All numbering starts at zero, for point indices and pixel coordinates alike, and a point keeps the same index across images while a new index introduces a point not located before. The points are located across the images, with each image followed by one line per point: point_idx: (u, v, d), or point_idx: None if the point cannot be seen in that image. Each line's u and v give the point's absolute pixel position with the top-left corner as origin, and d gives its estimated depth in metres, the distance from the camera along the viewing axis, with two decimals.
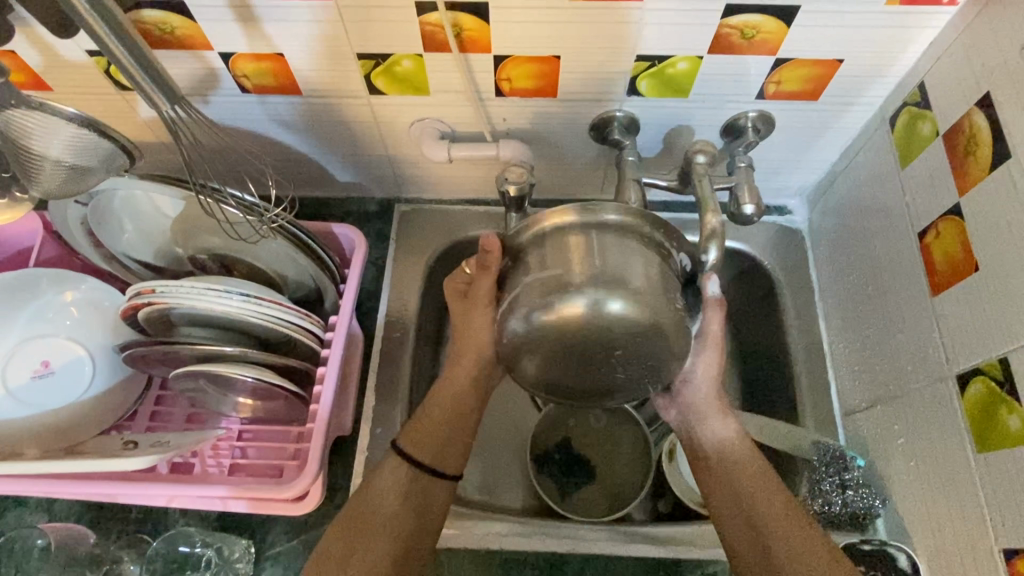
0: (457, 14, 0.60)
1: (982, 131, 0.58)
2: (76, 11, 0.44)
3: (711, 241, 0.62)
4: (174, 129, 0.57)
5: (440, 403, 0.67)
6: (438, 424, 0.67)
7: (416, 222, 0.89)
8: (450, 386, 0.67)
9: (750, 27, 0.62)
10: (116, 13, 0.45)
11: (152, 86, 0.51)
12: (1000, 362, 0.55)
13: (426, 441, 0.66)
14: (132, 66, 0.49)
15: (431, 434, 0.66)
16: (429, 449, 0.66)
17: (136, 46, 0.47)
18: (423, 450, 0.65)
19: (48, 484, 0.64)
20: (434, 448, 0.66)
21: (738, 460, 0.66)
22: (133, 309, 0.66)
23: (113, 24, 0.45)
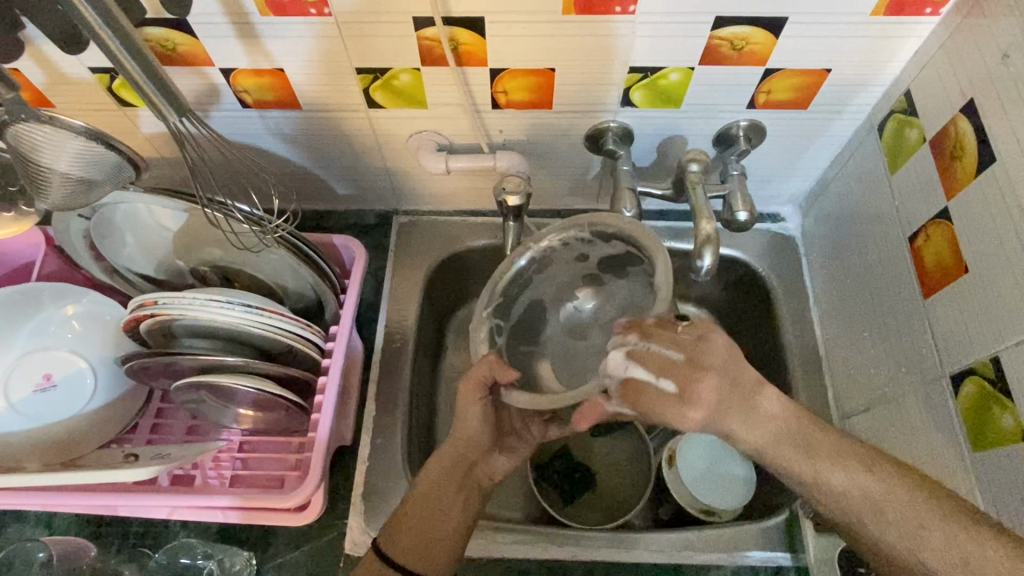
0: (454, 29, 0.62)
1: (968, 137, 0.59)
2: (88, 24, 0.45)
3: (706, 248, 0.67)
4: (180, 142, 0.58)
5: (423, 491, 0.64)
6: (420, 526, 0.63)
7: (415, 233, 0.90)
8: (432, 477, 0.64)
9: (739, 39, 0.63)
10: (127, 26, 0.46)
11: (162, 98, 0.52)
12: (992, 362, 0.56)
13: (404, 540, 0.62)
14: (142, 81, 0.50)
15: (410, 531, 0.62)
16: (407, 546, 0.62)
17: (146, 61, 0.48)
18: (400, 549, 0.62)
19: (49, 496, 0.64)
20: (409, 545, 0.62)
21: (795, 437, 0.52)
22: (135, 321, 0.66)
23: (124, 37, 0.46)
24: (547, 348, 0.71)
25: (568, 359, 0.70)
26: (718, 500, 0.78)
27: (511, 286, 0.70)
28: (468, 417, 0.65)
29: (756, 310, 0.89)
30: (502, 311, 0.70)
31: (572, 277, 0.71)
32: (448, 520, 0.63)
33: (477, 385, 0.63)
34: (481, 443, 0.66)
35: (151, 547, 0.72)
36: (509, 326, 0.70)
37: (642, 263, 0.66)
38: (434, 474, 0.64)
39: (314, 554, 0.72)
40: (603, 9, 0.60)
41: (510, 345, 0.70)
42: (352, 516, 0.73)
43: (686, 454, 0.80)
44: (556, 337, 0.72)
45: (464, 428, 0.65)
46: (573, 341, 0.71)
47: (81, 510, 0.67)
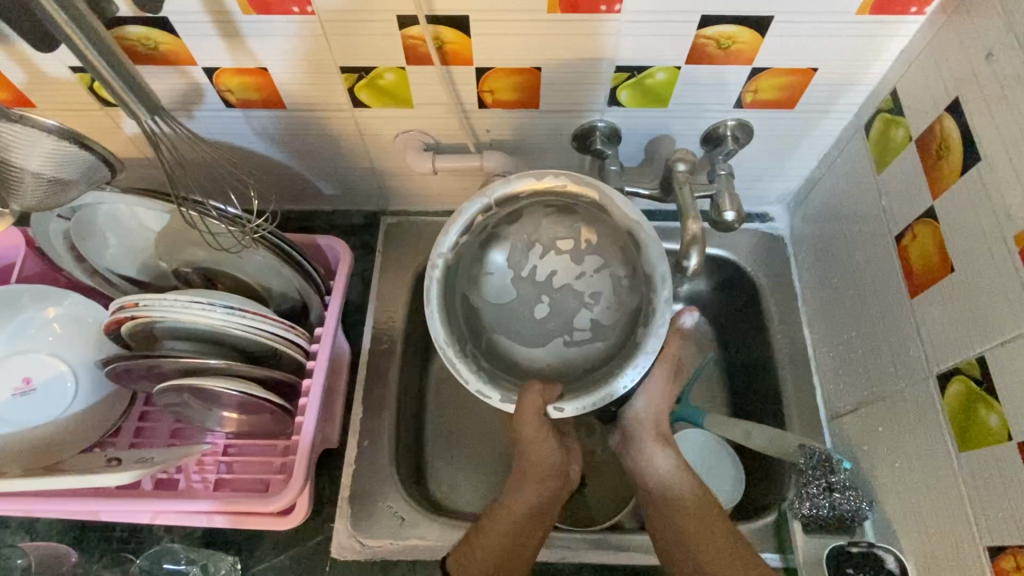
0: (438, 27, 0.61)
1: (952, 136, 0.59)
2: (53, 19, 0.44)
3: (693, 248, 0.67)
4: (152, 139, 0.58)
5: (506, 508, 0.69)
6: (492, 552, 0.66)
7: (402, 234, 0.89)
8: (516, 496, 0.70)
9: (725, 38, 0.63)
10: (93, 20, 0.45)
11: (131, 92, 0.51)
12: (977, 361, 0.56)
13: (472, 564, 0.65)
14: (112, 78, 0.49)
15: (478, 555, 0.66)
16: (478, 570, 0.65)
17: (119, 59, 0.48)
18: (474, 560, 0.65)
19: (29, 502, 0.63)
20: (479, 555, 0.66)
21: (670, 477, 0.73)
22: (117, 324, 0.65)
23: (90, 32, 0.45)
24: (483, 321, 0.70)
25: (511, 319, 0.70)
26: None
27: (444, 295, 0.67)
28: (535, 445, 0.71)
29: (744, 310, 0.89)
30: (450, 320, 0.67)
31: (480, 249, 0.68)
32: (521, 544, 0.67)
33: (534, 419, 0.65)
34: (545, 469, 0.72)
35: (134, 553, 0.71)
36: (465, 329, 0.69)
37: (556, 202, 0.66)
38: (512, 501, 0.70)
39: (301, 558, 0.71)
40: (589, 8, 0.59)
41: (476, 346, 0.69)
42: (338, 520, 0.72)
43: None
44: (490, 308, 0.70)
45: (533, 457, 0.71)
46: (502, 300, 0.70)
47: (62, 516, 0.66)
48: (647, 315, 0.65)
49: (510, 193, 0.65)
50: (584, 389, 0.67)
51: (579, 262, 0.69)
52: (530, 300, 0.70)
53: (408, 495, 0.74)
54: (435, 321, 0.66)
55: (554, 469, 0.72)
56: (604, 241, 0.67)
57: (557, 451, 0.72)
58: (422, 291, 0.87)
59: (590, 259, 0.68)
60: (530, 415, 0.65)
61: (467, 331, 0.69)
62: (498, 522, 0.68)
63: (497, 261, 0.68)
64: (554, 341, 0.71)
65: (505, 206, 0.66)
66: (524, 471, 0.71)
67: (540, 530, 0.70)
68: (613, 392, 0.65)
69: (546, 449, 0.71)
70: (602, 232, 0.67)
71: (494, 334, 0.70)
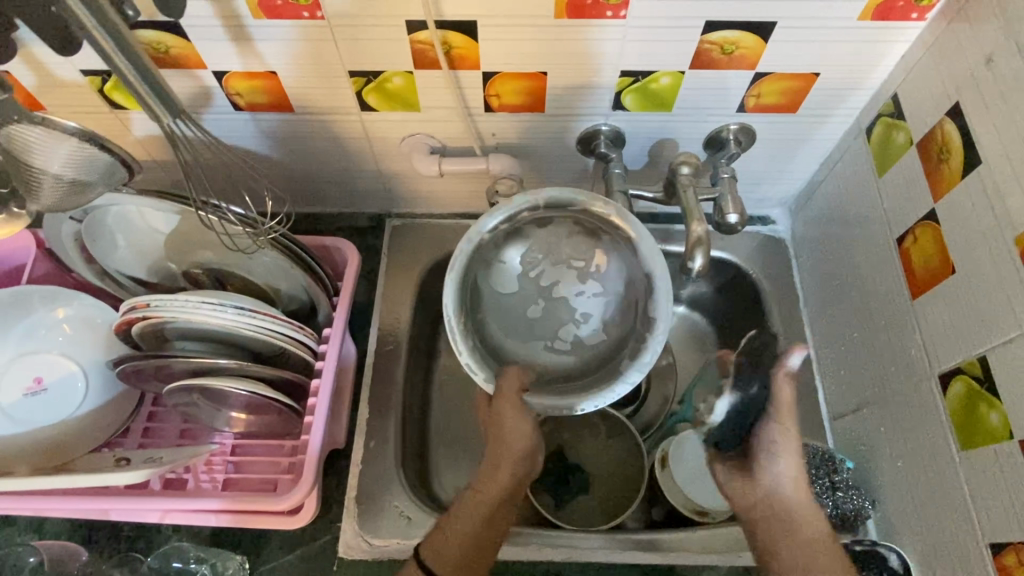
0: (446, 32, 0.62)
1: (953, 139, 0.60)
2: (79, 18, 0.44)
3: (698, 249, 0.68)
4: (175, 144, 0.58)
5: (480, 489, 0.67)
6: (464, 530, 0.64)
7: (408, 236, 0.90)
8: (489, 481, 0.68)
9: (729, 43, 0.64)
10: (118, 23, 0.46)
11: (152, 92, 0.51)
12: (979, 361, 0.57)
13: (446, 547, 0.62)
14: (136, 80, 0.49)
15: (452, 537, 0.63)
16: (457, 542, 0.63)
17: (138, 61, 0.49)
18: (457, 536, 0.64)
19: (40, 501, 0.64)
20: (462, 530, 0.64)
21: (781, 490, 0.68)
22: (127, 324, 0.66)
23: (115, 33, 0.46)
24: (483, 308, 0.69)
25: (505, 311, 0.71)
26: (713, 502, 0.78)
27: (467, 268, 0.66)
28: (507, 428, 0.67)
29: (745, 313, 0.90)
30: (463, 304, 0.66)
31: (506, 236, 0.68)
32: (489, 528, 0.65)
33: (516, 398, 0.65)
34: (516, 452, 0.68)
35: (142, 552, 0.71)
36: (469, 307, 0.67)
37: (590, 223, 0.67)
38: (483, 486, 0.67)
39: (309, 557, 0.72)
40: (595, 14, 0.60)
41: (473, 326, 0.67)
42: (345, 519, 0.73)
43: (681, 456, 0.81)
44: (491, 294, 0.70)
45: (503, 435, 0.68)
46: (503, 291, 0.70)
47: (73, 515, 0.66)
48: (634, 347, 0.66)
49: (560, 200, 0.64)
50: (558, 393, 0.66)
51: (582, 280, 0.70)
52: (529, 300, 0.71)
53: (414, 495, 0.75)
54: (451, 291, 0.64)
55: (524, 454, 0.69)
56: (612, 271, 0.69)
57: (530, 437, 0.69)
58: (427, 293, 0.88)
59: (593, 282, 0.70)
60: (513, 391, 0.65)
61: (470, 311, 0.68)
62: (470, 503, 0.66)
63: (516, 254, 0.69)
64: (534, 344, 0.71)
65: (550, 209, 0.65)
66: (496, 451, 0.68)
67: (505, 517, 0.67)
68: (585, 406, 0.64)
69: (520, 433, 0.67)
70: (614, 261, 0.69)
71: (487, 323, 0.70)
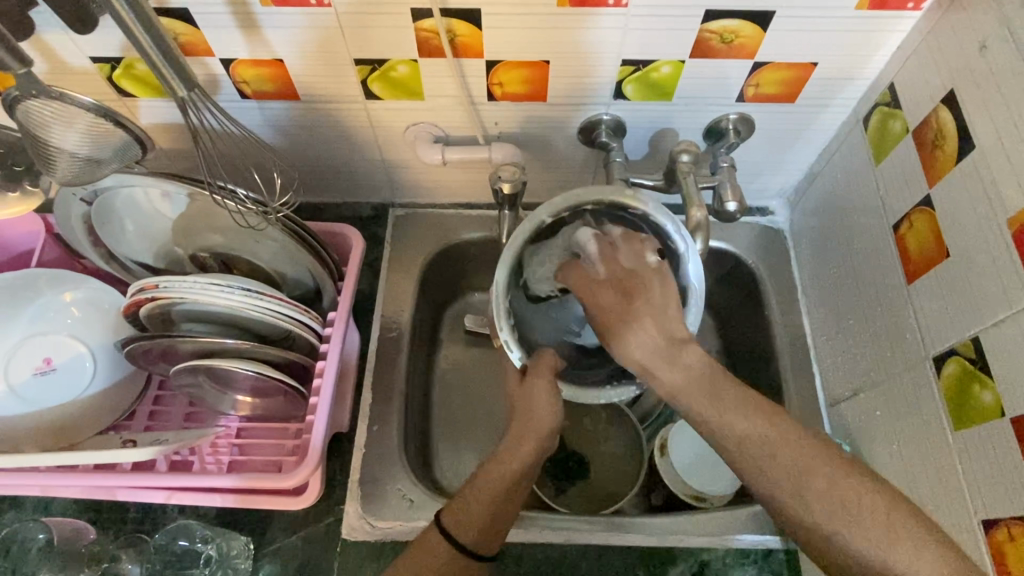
0: (451, 20, 0.63)
1: (948, 126, 0.61)
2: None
3: (698, 234, 0.70)
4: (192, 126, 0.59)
5: (499, 467, 0.64)
6: (485, 500, 0.62)
7: (411, 225, 0.91)
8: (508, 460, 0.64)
9: (728, 33, 0.65)
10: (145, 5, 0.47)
11: (171, 71, 0.52)
12: (972, 342, 0.58)
13: (468, 516, 0.62)
14: (159, 60, 0.50)
15: (473, 506, 0.62)
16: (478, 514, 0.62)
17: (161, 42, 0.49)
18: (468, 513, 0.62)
19: (48, 479, 0.65)
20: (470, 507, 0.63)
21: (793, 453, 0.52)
22: (136, 306, 0.67)
23: (140, 12, 0.47)
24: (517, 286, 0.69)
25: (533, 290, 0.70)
26: (711, 488, 0.80)
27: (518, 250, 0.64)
28: (532, 403, 0.64)
29: (745, 302, 0.91)
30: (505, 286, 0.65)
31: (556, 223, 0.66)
32: (508, 504, 0.63)
33: (549, 375, 0.65)
34: (541, 428, 0.64)
35: (148, 532, 0.72)
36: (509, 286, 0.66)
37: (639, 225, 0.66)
38: (508, 459, 0.64)
39: (312, 538, 0.72)
40: (596, 2, 0.61)
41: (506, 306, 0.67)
42: (348, 501, 0.74)
43: (677, 444, 0.82)
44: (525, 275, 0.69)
45: (528, 407, 0.64)
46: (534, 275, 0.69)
47: (79, 494, 0.67)
48: None
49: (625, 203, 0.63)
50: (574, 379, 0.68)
51: None
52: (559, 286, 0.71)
53: (416, 478, 0.76)
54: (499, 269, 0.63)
55: (551, 431, 0.65)
56: None
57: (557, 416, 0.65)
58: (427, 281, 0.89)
59: None
60: (545, 370, 0.65)
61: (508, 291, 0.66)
62: (496, 474, 0.64)
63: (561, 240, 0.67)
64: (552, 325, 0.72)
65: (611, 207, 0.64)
66: (520, 425, 0.65)
67: (522, 495, 0.64)
68: (600, 396, 0.66)
69: (546, 408, 0.64)
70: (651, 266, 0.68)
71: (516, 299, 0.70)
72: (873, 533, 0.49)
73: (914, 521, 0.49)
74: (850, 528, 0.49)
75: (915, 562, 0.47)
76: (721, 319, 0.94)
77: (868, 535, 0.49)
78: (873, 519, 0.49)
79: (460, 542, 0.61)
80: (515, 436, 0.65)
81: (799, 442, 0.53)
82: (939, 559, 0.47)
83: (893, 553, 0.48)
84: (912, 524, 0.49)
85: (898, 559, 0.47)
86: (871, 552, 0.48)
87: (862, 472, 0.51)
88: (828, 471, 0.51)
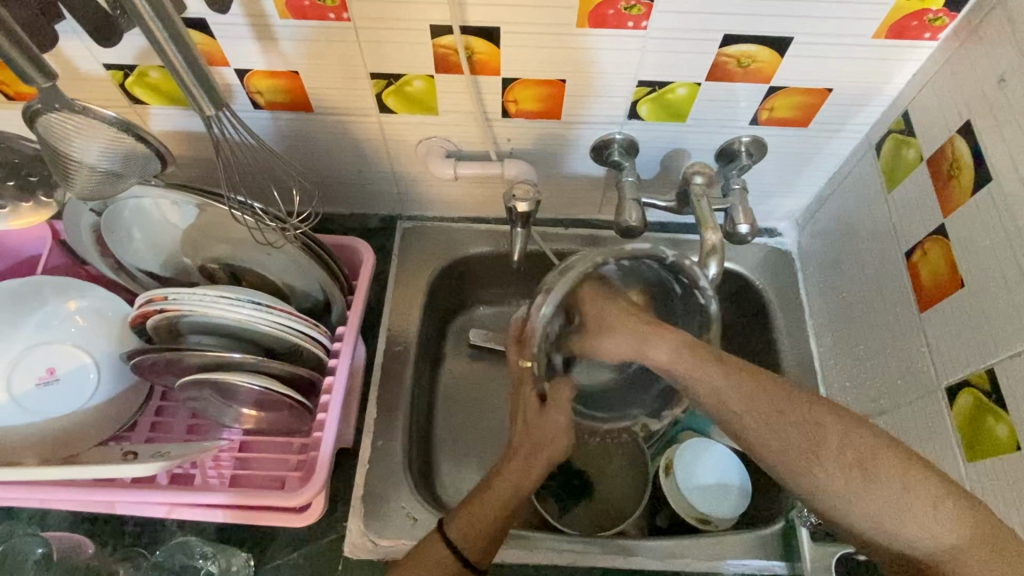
0: (470, 38, 0.63)
1: (963, 156, 0.61)
2: (137, 12, 0.45)
3: (712, 257, 0.70)
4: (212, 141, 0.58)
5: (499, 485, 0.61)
6: (493, 515, 0.60)
7: (418, 238, 0.90)
8: (515, 475, 0.62)
9: (746, 57, 0.65)
10: (178, 23, 0.46)
11: (199, 90, 0.51)
12: (987, 374, 0.58)
13: (476, 528, 0.59)
14: (187, 79, 0.50)
15: (479, 518, 0.60)
16: (490, 527, 0.59)
17: (188, 60, 0.49)
18: (463, 530, 0.59)
19: (43, 491, 0.63)
20: (466, 523, 0.59)
21: (811, 418, 0.53)
22: (143, 317, 0.66)
23: (172, 28, 0.46)
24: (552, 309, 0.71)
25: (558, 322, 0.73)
26: (716, 510, 0.78)
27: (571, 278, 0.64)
28: (548, 436, 0.65)
29: (752, 322, 0.91)
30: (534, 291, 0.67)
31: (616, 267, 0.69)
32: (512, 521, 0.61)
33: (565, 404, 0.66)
34: (552, 454, 0.64)
35: (147, 547, 0.71)
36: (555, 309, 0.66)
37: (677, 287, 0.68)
38: (518, 479, 0.62)
39: (312, 557, 0.71)
40: (615, 23, 0.61)
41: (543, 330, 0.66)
42: (352, 519, 0.73)
43: (684, 462, 0.81)
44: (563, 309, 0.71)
45: (545, 433, 0.65)
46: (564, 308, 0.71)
47: (77, 507, 0.66)
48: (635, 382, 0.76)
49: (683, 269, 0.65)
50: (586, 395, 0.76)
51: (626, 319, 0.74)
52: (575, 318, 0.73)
53: (420, 496, 0.75)
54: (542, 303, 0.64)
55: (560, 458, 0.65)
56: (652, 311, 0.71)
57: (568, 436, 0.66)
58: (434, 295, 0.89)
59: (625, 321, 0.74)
60: (564, 402, 0.66)
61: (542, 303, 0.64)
62: (504, 491, 0.61)
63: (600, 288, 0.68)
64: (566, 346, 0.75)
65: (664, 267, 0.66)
66: (530, 449, 0.64)
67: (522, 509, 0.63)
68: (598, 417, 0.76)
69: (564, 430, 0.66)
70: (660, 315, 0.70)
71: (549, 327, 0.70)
72: (891, 497, 0.49)
73: (930, 481, 0.49)
74: (865, 492, 0.50)
75: (942, 527, 0.48)
76: (728, 339, 0.94)
77: (890, 501, 0.49)
78: (892, 486, 0.49)
79: (466, 555, 0.58)
80: (514, 452, 0.64)
81: (812, 410, 0.54)
82: (962, 517, 0.48)
83: (917, 516, 0.48)
84: (929, 479, 0.49)
85: (922, 522, 0.48)
86: (894, 521, 0.49)
87: (875, 433, 0.52)
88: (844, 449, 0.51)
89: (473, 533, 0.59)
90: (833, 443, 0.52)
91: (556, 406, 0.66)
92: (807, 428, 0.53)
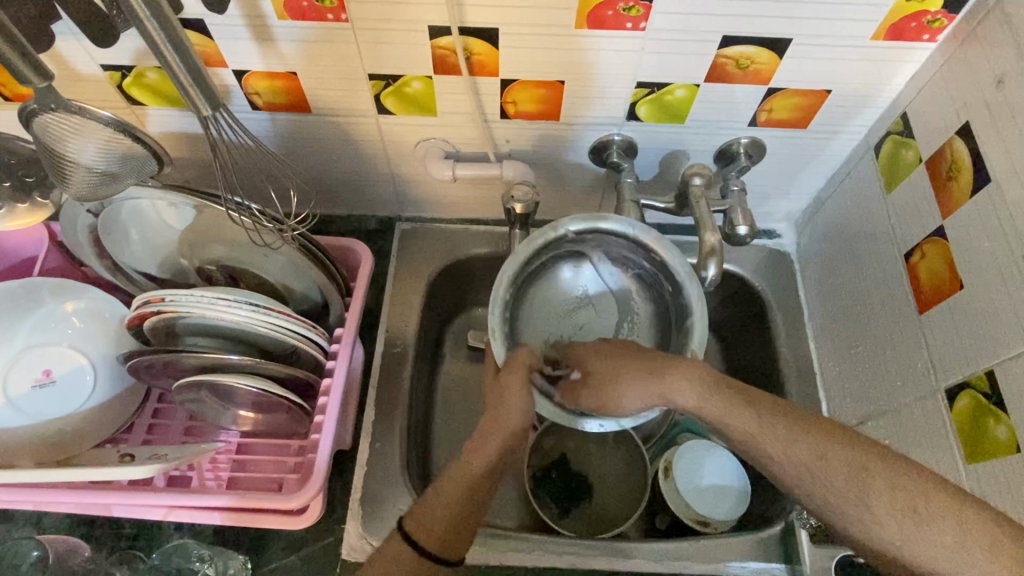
0: (468, 39, 0.63)
1: (963, 158, 0.61)
2: (134, 13, 0.45)
3: (711, 258, 0.70)
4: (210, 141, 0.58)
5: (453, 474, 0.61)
6: (448, 507, 0.59)
7: (418, 239, 0.90)
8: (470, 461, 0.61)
9: (744, 58, 0.65)
10: (176, 24, 0.46)
11: (196, 90, 0.51)
12: (987, 375, 0.58)
13: (431, 522, 0.58)
14: (185, 80, 0.50)
15: (434, 513, 0.59)
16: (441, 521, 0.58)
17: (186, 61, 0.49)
18: (420, 526, 0.58)
19: (39, 494, 0.63)
20: (421, 518, 0.59)
21: (856, 455, 0.52)
22: (139, 318, 0.66)
23: (169, 30, 0.46)
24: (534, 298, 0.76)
25: (544, 317, 0.76)
26: (714, 512, 0.78)
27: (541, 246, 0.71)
28: (501, 411, 0.63)
29: (751, 324, 0.91)
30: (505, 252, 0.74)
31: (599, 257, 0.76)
32: (472, 511, 0.59)
33: (522, 373, 0.64)
34: (508, 429, 0.62)
35: (143, 550, 0.71)
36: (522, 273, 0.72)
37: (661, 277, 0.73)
38: (470, 462, 0.61)
39: (309, 559, 0.71)
40: (614, 24, 0.61)
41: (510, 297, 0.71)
42: (350, 522, 0.72)
43: (683, 466, 0.81)
44: (547, 300, 0.77)
45: (498, 407, 0.63)
46: (550, 299, 0.77)
47: (73, 510, 0.65)
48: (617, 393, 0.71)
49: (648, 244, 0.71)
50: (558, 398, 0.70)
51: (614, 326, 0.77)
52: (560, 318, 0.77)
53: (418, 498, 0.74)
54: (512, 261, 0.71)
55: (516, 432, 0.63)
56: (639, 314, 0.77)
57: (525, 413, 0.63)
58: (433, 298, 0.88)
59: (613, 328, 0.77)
60: (519, 368, 0.64)
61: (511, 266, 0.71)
62: (457, 477, 0.60)
63: (575, 270, 0.77)
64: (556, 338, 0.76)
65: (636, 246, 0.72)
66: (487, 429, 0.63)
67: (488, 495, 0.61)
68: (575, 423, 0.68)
69: (519, 404, 0.63)
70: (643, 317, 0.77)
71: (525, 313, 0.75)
72: (944, 535, 0.48)
73: (984, 518, 0.47)
74: (914, 529, 0.48)
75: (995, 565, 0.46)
76: (727, 341, 0.94)
77: (942, 539, 0.47)
78: (944, 522, 0.48)
79: (424, 549, 0.58)
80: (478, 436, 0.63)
81: (856, 447, 0.53)
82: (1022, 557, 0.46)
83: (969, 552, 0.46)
84: (982, 516, 0.47)
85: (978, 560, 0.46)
86: (948, 559, 0.47)
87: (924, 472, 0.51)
88: (847, 472, 0.51)
89: (431, 531, 0.58)
90: (880, 478, 0.51)
91: (512, 374, 0.65)
92: (854, 465, 0.52)
